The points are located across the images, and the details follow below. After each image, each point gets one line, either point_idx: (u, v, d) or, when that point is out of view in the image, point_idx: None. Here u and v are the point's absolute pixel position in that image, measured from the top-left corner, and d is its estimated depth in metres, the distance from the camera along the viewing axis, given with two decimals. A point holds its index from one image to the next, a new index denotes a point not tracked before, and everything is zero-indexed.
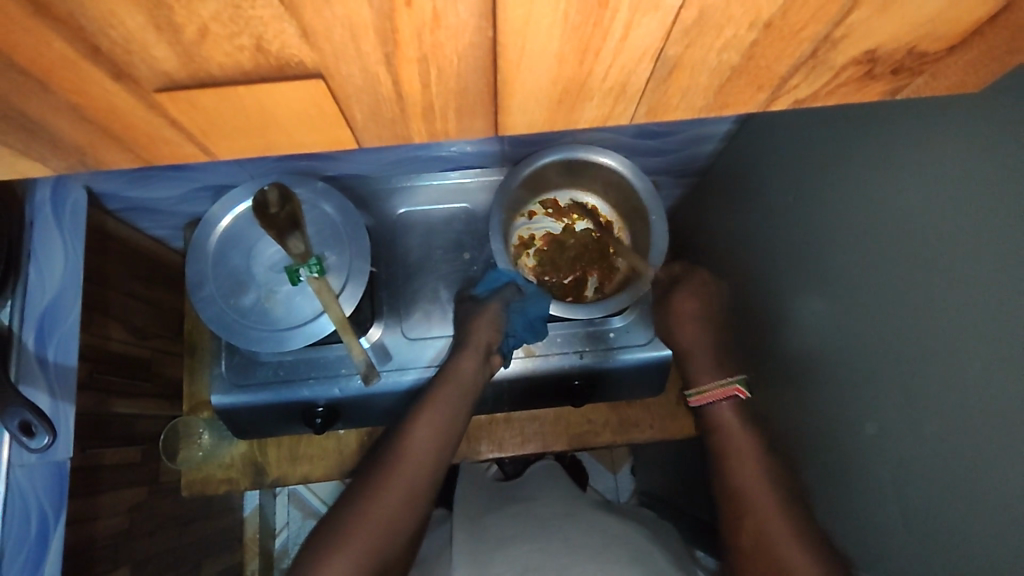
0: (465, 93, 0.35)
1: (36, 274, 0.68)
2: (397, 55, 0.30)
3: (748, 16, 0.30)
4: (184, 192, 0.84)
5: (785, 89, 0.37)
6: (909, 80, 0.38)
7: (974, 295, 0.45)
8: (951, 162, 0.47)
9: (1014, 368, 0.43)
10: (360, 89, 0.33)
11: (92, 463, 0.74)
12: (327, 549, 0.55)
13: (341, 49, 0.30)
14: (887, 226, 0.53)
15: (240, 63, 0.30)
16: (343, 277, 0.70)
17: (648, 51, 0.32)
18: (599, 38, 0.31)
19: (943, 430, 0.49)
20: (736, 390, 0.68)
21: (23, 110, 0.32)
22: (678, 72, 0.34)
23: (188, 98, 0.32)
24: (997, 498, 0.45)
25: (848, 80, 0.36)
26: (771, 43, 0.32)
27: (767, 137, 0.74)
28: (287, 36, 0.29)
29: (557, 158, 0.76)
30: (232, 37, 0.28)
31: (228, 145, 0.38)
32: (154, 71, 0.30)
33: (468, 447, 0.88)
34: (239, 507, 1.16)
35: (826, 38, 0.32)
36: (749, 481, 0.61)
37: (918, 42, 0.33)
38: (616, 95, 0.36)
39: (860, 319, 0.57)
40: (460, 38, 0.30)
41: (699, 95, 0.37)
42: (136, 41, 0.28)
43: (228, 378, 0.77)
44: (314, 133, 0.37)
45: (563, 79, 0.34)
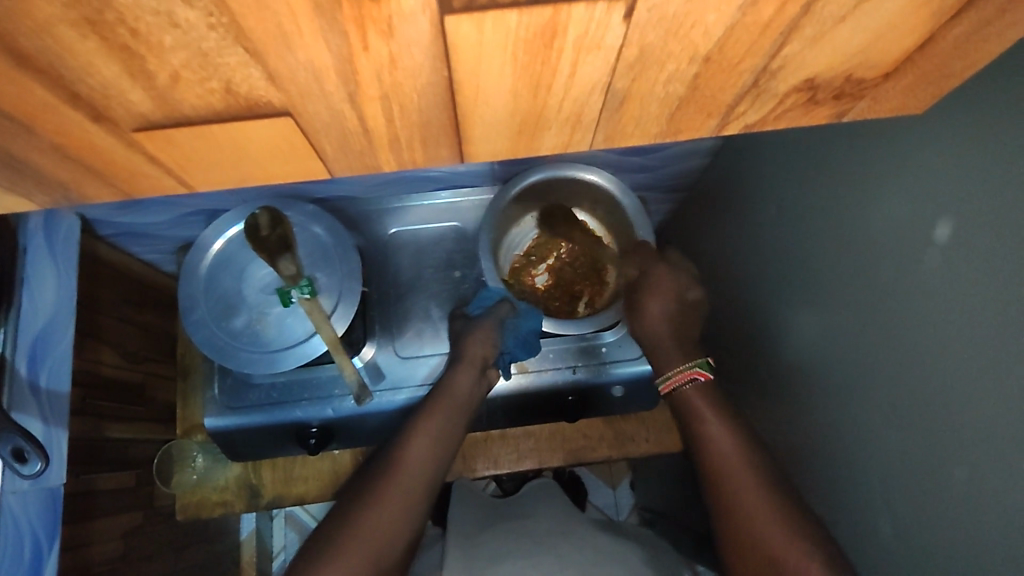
0: (429, 126, 0.35)
1: (29, 302, 0.69)
2: (361, 94, 0.31)
3: (685, 51, 0.31)
4: (175, 217, 0.85)
5: (733, 116, 0.38)
6: (851, 104, 0.39)
7: (953, 304, 0.46)
8: (923, 176, 0.48)
9: (987, 376, 0.43)
10: (328, 125, 0.34)
11: (87, 489, 0.74)
12: (326, 556, 0.56)
13: (307, 90, 0.30)
14: (870, 240, 0.54)
15: (212, 105, 0.31)
16: (335, 297, 0.70)
17: (596, 84, 0.33)
18: (549, 75, 0.32)
19: (929, 443, 0.49)
20: (696, 373, 0.70)
21: (9, 151, 0.32)
22: (629, 104, 0.35)
23: (165, 137, 0.33)
24: (974, 506, 0.46)
25: (794, 105, 0.37)
26: (711, 75, 0.33)
27: (750, 153, 0.75)
28: (254, 80, 0.30)
29: (543, 176, 0.77)
30: (203, 81, 0.29)
31: (206, 178, 0.38)
32: (131, 113, 0.31)
33: (463, 465, 0.88)
34: (235, 531, 1.16)
35: (765, 69, 0.33)
36: (740, 483, 0.61)
37: (852, 70, 0.35)
38: (573, 125, 0.37)
39: (847, 332, 0.58)
40: (418, 78, 0.31)
41: (653, 123, 0.38)
42: (113, 86, 0.29)
43: (222, 401, 0.78)
44: (287, 167, 0.38)
45: (521, 112, 0.35)
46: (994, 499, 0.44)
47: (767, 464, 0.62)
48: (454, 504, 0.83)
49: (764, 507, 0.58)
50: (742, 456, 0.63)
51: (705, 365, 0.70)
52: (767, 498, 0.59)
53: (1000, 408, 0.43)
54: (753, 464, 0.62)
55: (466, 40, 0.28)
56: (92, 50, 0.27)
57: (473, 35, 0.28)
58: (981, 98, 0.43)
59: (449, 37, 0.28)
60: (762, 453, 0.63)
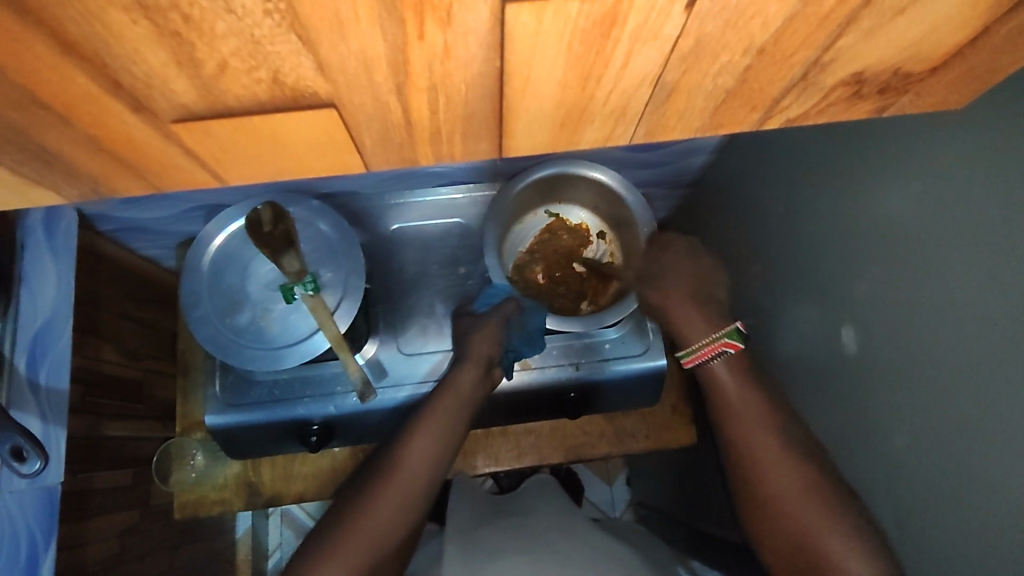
0: (473, 119, 0.35)
1: (28, 297, 0.69)
2: (408, 85, 0.31)
3: (741, 43, 0.31)
4: (176, 212, 0.84)
5: (776, 110, 0.38)
6: (895, 99, 0.39)
7: (973, 299, 0.46)
8: (947, 171, 0.48)
9: (1008, 372, 0.44)
10: (370, 117, 0.33)
11: (83, 488, 0.73)
12: (321, 556, 0.57)
13: (355, 81, 0.30)
14: (888, 237, 0.54)
15: (257, 95, 0.31)
16: (338, 294, 0.70)
17: (647, 77, 0.33)
18: (601, 66, 0.31)
19: (948, 437, 0.49)
20: (724, 346, 0.65)
21: (41, 142, 0.32)
22: (676, 96, 0.35)
23: (203, 129, 0.33)
24: (993, 502, 0.46)
25: (838, 100, 0.37)
26: (763, 68, 0.33)
27: (756, 151, 0.75)
28: (304, 69, 0.29)
29: (551, 172, 0.77)
30: (251, 71, 0.29)
31: (240, 172, 0.38)
32: (173, 104, 0.30)
33: (464, 461, 0.88)
34: (231, 529, 1.15)
35: (816, 62, 0.33)
36: (766, 458, 0.59)
37: (902, 64, 0.35)
38: (617, 118, 0.37)
39: (863, 329, 0.58)
40: (469, 69, 0.31)
41: (696, 117, 0.37)
42: (157, 76, 0.28)
43: (222, 399, 0.77)
44: (321, 159, 0.38)
45: (566, 104, 0.34)
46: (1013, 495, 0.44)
47: (795, 434, 0.60)
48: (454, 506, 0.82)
49: (792, 482, 0.58)
50: (768, 429, 0.61)
51: (734, 336, 0.65)
52: (796, 472, 0.58)
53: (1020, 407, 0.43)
54: (781, 437, 0.60)
55: (524, 29, 0.28)
56: (141, 37, 0.26)
57: (532, 24, 0.28)
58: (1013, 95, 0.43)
59: (507, 25, 0.28)
60: (789, 421, 0.61)
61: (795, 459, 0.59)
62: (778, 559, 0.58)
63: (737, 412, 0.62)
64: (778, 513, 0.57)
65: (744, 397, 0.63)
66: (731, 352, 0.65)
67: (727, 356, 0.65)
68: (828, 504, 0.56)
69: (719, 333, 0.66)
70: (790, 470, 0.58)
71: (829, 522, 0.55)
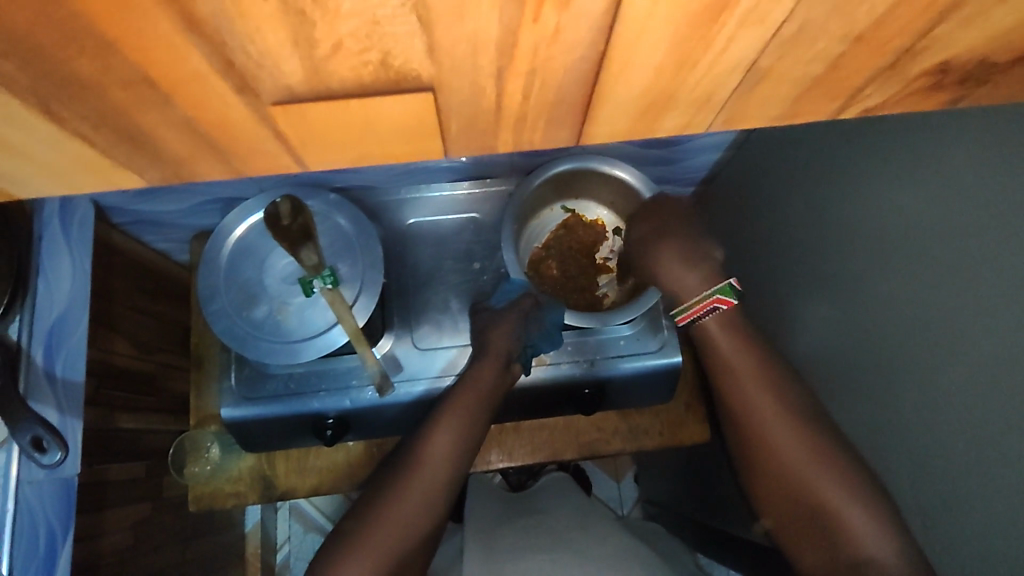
0: (561, 105, 0.35)
1: (44, 289, 0.69)
2: (509, 68, 0.31)
3: (842, 29, 0.31)
4: (190, 206, 0.84)
5: (857, 99, 0.37)
6: (971, 90, 0.37)
7: (995, 294, 0.46)
8: (973, 166, 0.48)
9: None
10: (463, 101, 0.33)
11: (98, 479, 0.73)
12: (343, 553, 0.57)
13: (460, 63, 0.30)
14: (909, 233, 0.54)
15: (360, 77, 0.30)
16: (356, 288, 0.70)
17: (741, 63, 0.33)
18: (700, 50, 0.31)
19: (965, 433, 0.49)
20: (716, 303, 0.65)
21: (137, 125, 0.32)
22: (765, 82, 0.35)
23: (298, 112, 0.32)
24: (1011, 501, 0.46)
25: (916, 90, 0.36)
26: (856, 56, 0.33)
27: (776, 148, 0.75)
28: (413, 52, 0.29)
29: (570, 167, 0.77)
30: (362, 52, 0.29)
31: (322, 157, 0.37)
32: (277, 85, 0.30)
33: (478, 456, 0.88)
34: (241, 523, 1.15)
35: (907, 51, 0.33)
36: (766, 417, 0.61)
37: (990, 53, 0.34)
38: (700, 104, 0.36)
39: (882, 326, 0.58)
40: (573, 52, 0.30)
41: (775, 104, 0.37)
42: (270, 56, 0.28)
43: (238, 392, 0.77)
44: (407, 146, 0.37)
45: (655, 90, 0.34)
46: None
47: (794, 394, 0.62)
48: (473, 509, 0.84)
49: (792, 439, 0.60)
50: (767, 389, 0.63)
51: (724, 294, 0.65)
52: (797, 430, 0.60)
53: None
54: (780, 397, 0.62)
55: (636, 11, 0.28)
56: (267, 16, 0.26)
57: (645, 5, 0.28)
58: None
59: (621, 8, 0.28)
60: (787, 382, 0.63)
61: (794, 419, 0.61)
62: (778, 518, 0.59)
63: (735, 373, 0.64)
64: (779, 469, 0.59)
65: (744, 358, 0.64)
66: (723, 308, 0.65)
67: (718, 312, 0.65)
68: (826, 460, 0.58)
69: (708, 290, 0.66)
70: (790, 429, 0.60)
71: (831, 477, 0.57)
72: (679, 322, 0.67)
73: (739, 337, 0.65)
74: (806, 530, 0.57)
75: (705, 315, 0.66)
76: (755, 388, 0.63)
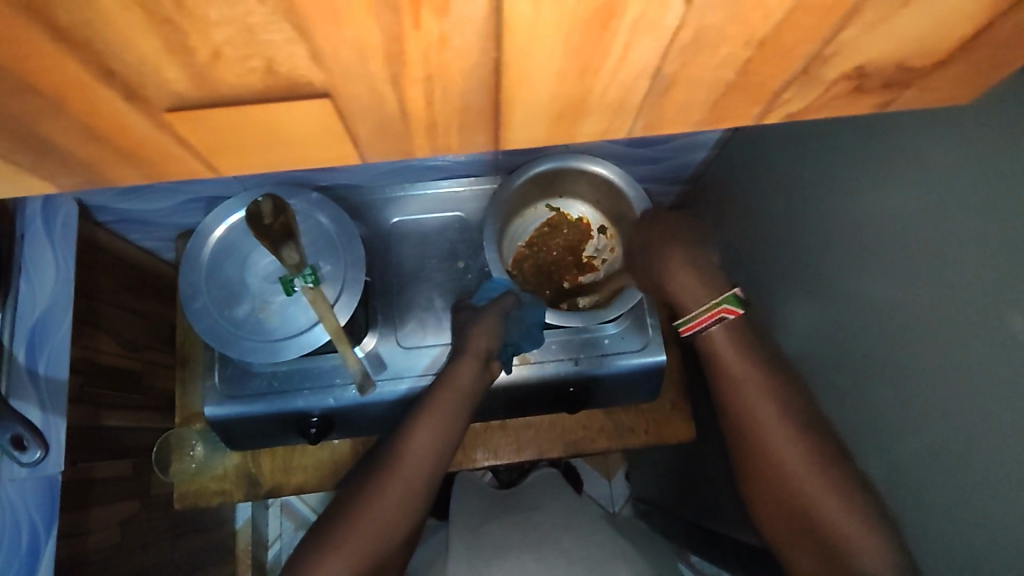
0: (469, 111, 0.35)
1: (27, 286, 0.69)
2: (404, 76, 0.31)
3: (743, 35, 0.31)
4: (175, 204, 0.84)
5: (777, 104, 0.37)
6: (897, 94, 0.38)
7: (967, 300, 0.45)
8: (938, 170, 0.47)
9: (999, 373, 0.43)
10: (365, 109, 0.33)
11: (84, 477, 0.73)
12: (322, 551, 0.57)
13: (350, 71, 0.30)
14: (883, 232, 0.53)
15: (251, 84, 0.30)
16: (338, 286, 0.70)
17: (646, 70, 0.33)
18: (599, 58, 0.31)
19: (943, 437, 0.49)
20: (723, 312, 0.64)
21: (37, 131, 0.32)
22: (675, 89, 0.35)
23: (196, 119, 0.32)
24: (989, 505, 0.45)
25: (841, 94, 0.37)
26: (765, 61, 0.33)
27: (758, 145, 0.74)
28: (298, 59, 0.29)
29: (550, 167, 0.77)
30: (244, 59, 0.29)
31: (236, 165, 0.38)
32: (163, 92, 0.30)
33: (463, 455, 0.88)
34: (231, 521, 1.15)
35: (817, 56, 0.33)
36: (762, 421, 0.60)
37: (908, 58, 0.34)
38: (615, 111, 0.36)
39: (863, 324, 0.57)
40: (465, 59, 0.30)
41: (696, 110, 0.37)
42: (147, 63, 0.28)
43: (221, 390, 0.77)
44: (319, 152, 0.37)
45: (564, 97, 0.34)
46: (1004, 497, 0.44)
47: (793, 397, 0.61)
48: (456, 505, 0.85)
49: (787, 444, 0.59)
50: (764, 392, 0.62)
51: (732, 303, 0.64)
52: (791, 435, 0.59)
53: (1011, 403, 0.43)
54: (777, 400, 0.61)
55: (520, 19, 0.28)
56: (132, 24, 0.26)
57: (528, 13, 0.28)
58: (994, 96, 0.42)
59: (503, 16, 0.28)
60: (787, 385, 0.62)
61: (793, 426, 0.59)
62: (777, 525, 0.59)
63: (734, 377, 0.63)
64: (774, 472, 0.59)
65: (744, 364, 0.63)
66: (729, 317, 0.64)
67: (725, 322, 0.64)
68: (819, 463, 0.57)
69: (715, 299, 0.65)
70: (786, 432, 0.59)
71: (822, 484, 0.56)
72: (683, 332, 0.66)
73: (734, 339, 0.64)
74: (803, 535, 0.57)
75: (713, 324, 0.65)
76: (756, 396, 0.61)
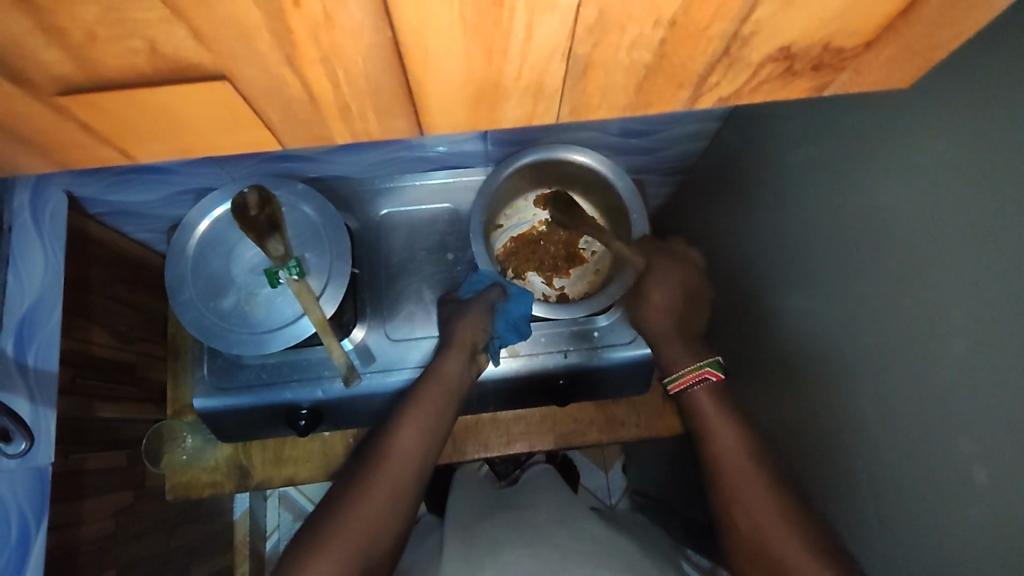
0: (378, 93, 0.35)
1: (14, 280, 0.69)
2: (298, 56, 0.31)
3: (649, 14, 0.31)
4: (167, 195, 0.84)
5: (705, 88, 0.38)
6: (833, 77, 0.39)
7: (949, 288, 0.44)
8: (920, 153, 0.46)
9: (977, 361, 0.42)
10: (267, 90, 0.34)
11: (76, 468, 0.74)
12: (314, 551, 0.55)
13: (237, 50, 0.30)
14: (870, 219, 0.52)
15: (137, 66, 0.31)
16: (323, 278, 0.69)
17: (556, 50, 0.33)
18: (503, 38, 0.31)
19: (918, 429, 0.48)
20: (707, 373, 0.66)
21: None
22: (592, 71, 0.35)
23: (92, 102, 0.33)
24: (965, 498, 0.44)
25: (769, 77, 0.38)
26: (680, 40, 0.33)
27: (750, 134, 0.74)
28: (178, 39, 0.29)
29: (536, 159, 0.76)
30: (122, 39, 0.29)
31: (152, 150, 0.39)
32: (51, 76, 0.31)
33: (454, 447, 0.88)
34: (229, 511, 1.16)
35: (735, 36, 0.33)
36: (741, 478, 0.58)
37: (832, 38, 0.35)
38: (534, 95, 0.37)
39: (844, 317, 0.56)
40: (358, 38, 0.30)
41: (620, 93, 0.38)
42: (25, 46, 0.29)
43: (210, 382, 0.77)
44: (232, 133, 0.38)
45: (476, 79, 0.35)
46: (977, 485, 0.43)
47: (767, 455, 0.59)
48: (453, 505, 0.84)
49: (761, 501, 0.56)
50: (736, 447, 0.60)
51: (716, 366, 0.66)
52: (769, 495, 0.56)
53: (994, 393, 0.41)
54: (752, 458, 0.59)
55: None
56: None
57: None
58: (974, 73, 0.41)
59: None
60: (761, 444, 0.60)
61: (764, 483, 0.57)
62: None
63: (715, 436, 0.61)
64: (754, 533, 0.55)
65: (725, 425, 0.62)
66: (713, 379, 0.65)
67: (707, 384, 0.65)
68: (794, 516, 0.55)
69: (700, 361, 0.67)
70: (761, 490, 0.57)
71: (802, 542, 0.53)
72: (670, 390, 0.68)
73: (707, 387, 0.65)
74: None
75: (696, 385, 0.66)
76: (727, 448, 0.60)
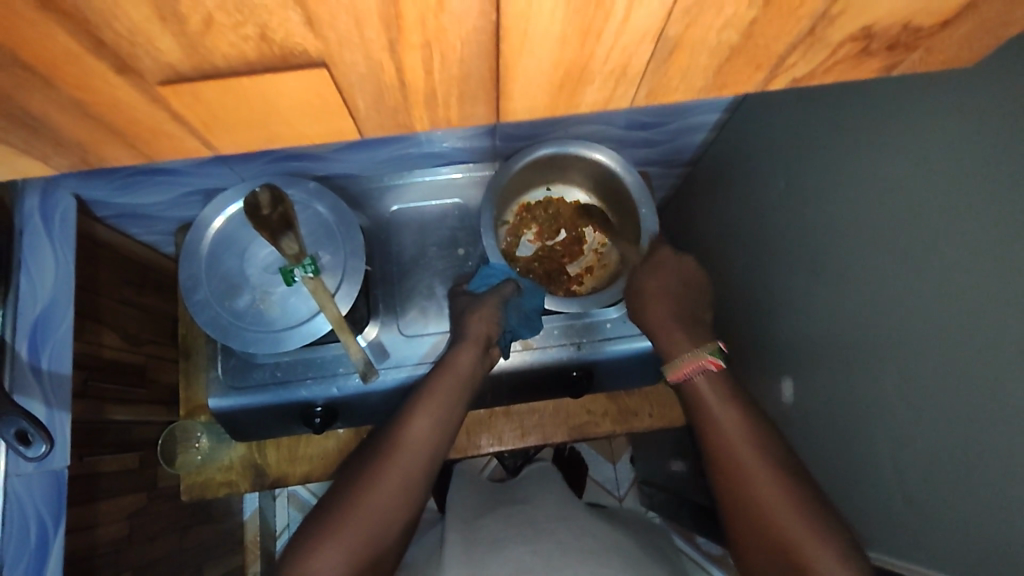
0: (468, 78, 0.36)
1: (28, 283, 0.68)
2: (401, 42, 0.31)
3: None
4: (173, 196, 0.83)
5: (783, 68, 0.39)
6: (904, 56, 0.40)
7: (965, 271, 0.44)
8: (935, 137, 0.46)
9: (989, 336, 0.42)
10: (362, 76, 0.34)
11: (90, 470, 0.74)
12: (314, 545, 0.56)
13: (346, 38, 0.30)
14: (883, 202, 0.52)
15: (245, 53, 0.31)
16: (339, 276, 0.69)
17: (649, 32, 0.33)
18: (601, 20, 0.32)
19: (930, 411, 0.48)
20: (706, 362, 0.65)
21: (15, 101, 0.32)
22: (679, 53, 0.36)
23: (190, 91, 0.33)
24: (982, 480, 0.44)
25: (846, 56, 0.38)
26: (769, 21, 0.34)
27: (756, 125, 0.74)
28: (293, 25, 0.29)
29: (549, 153, 0.76)
30: (237, 26, 0.29)
31: (233, 141, 0.40)
32: (159, 64, 0.31)
33: (469, 440, 0.88)
34: (239, 512, 1.16)
35: (823, 16, 0.34)
36: (754, 478, 0.57)
37: (913, 17, 0.35)
38: (617, 77, 0.38)
39: (852, 305, 0.57)
40: (464, 23, 0.31)
41: (699, 76, 0.38)
42: (141, 34, 0.29)
43: (225, 381, 0.77)
44: (317, 125, 0.39)
45: (565, 63, 0.35)
46: (993, 466, 0.43)
47: (782, 453, 0.58)
48: (453, 499, 0.85)
49: (768, 483, 0.56)
50: (744, 430, 0.60)
51: (715, 353, 0.66)
52: (788, 491, 0.55)
53: (1001, 376, 0.42)
54: (767, 454, 0.58)
55: None
56: None
57: None
58: None
59: None
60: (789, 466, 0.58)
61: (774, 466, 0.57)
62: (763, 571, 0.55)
63: (715, 418, 0.62)
64: (766, 532, 0.54)
65: (740, 431, 0.60)
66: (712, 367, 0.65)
67: (718, 387, 0.64)
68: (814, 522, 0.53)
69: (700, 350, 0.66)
70: (777, 487, 0.56)
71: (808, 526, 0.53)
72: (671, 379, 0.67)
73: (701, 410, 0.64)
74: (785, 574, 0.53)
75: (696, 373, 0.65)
76: (734, 423, 0.61)
